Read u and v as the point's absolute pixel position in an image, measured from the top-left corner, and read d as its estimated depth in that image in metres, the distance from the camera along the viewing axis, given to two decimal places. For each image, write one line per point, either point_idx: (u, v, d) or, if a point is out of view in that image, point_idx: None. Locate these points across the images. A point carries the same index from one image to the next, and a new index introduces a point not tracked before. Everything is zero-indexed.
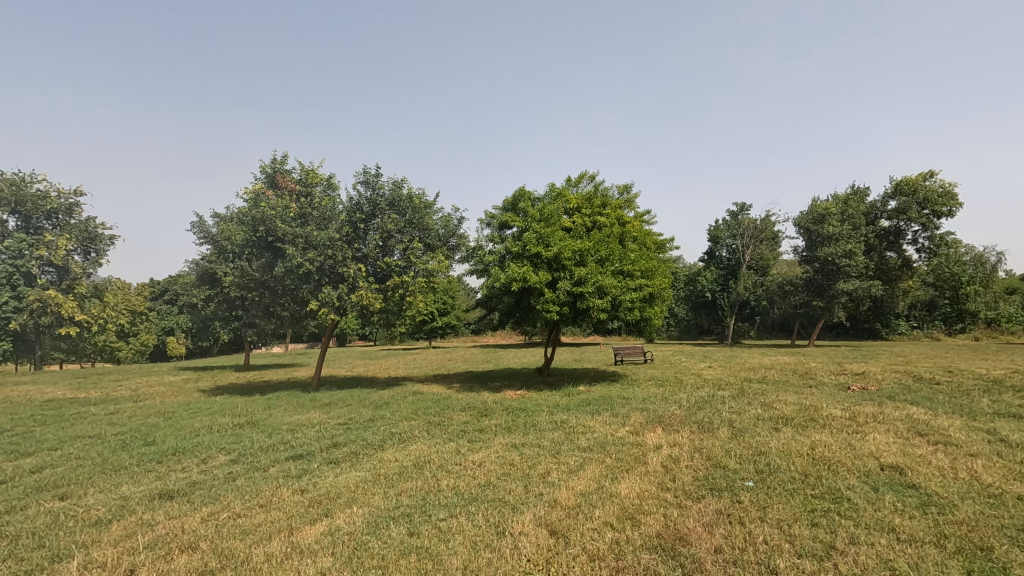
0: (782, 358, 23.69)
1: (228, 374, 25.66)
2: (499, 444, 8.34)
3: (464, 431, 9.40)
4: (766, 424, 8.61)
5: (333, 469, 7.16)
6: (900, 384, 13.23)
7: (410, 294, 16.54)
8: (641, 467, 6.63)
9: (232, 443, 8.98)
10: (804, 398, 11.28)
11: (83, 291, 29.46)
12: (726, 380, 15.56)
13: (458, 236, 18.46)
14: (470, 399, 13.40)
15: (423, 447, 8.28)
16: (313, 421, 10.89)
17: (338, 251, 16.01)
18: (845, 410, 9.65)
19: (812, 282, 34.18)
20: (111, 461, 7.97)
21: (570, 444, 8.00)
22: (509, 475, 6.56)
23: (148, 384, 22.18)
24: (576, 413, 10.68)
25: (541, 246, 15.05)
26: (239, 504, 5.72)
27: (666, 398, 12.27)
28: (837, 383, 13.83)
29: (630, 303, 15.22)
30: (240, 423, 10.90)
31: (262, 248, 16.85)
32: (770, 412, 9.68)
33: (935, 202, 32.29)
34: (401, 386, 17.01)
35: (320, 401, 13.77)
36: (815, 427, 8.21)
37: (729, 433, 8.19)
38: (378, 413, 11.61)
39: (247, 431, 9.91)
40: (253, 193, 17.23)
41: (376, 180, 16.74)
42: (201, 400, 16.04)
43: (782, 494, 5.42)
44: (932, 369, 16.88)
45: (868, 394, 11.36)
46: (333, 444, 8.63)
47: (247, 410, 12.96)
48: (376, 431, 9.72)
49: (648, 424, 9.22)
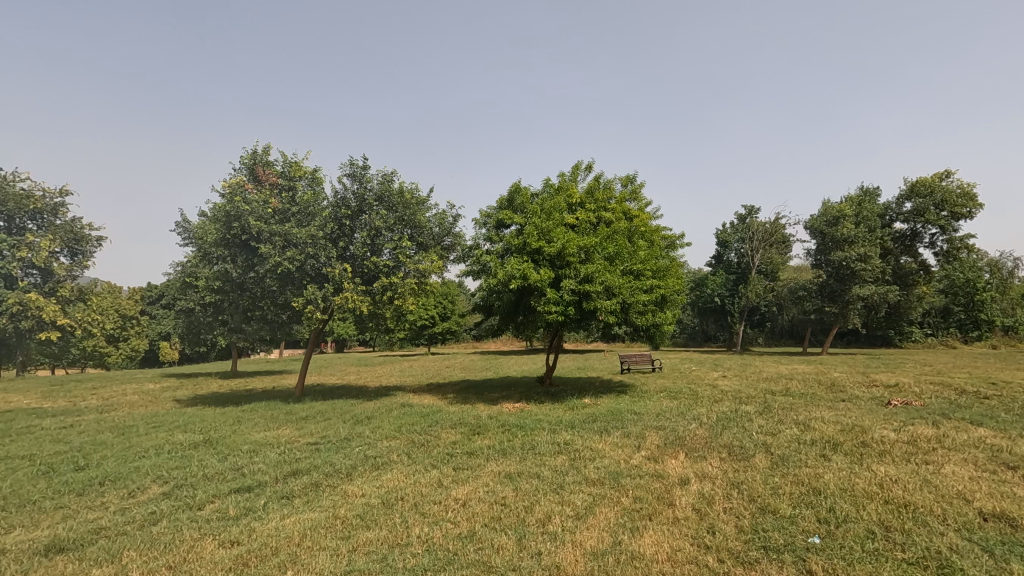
0: (800, 368, 22.21)
1: (212, 381, 24.27)
2: (490, 473, 6.95)
3: (451, 456, 8.01)
4: (811, 450, 7.18)
5: (281, 509, 5.73)
6: (946, 399, 11.77)
7: (401, 296, 15.16)
8: (668, 511, 5.20)
9: (177, 468, 7.58)
10: (841, 415, 9.83)
11: (67, 294, 28.12)
12: (746, 392, 14.10)
13: (454, 235, 17.10)
14: (463, 413, 12.00)
15: (398, 477, 6.85)
16: (280, 440, 9.49)
17: (322, 249, 14.59)
18: (898, 432, 8.21)
19: (825, 287, 32.61)
20: (19, 495, 6.58)
21: (576, 475, 6.60)
22: (501, 521, 5.15)
23: (124, 392, 20.84)
24: (582, 432, 9.25)
25: (542, 243, 13.68)
26: (137, 567, 4.32)
27: (683, 414, 10.82)
28: (873, 397, 12.39)
29: (641, 306, 13.87)
30: (198, 442, 9.50)
31: (238, 248, 15.20)
32: (811, 434, 8.24)
33: (954, 203, 30.85)
34: (391, 397, 15.62)
35: (295, 414, 12.36)
36: (872, 455, 6.78)
37: (768, 461, 6.75)
38: (357, 431, 10.21)
39: (201, 453, 8.53)
40: (230, 186, 15.32)
41: (364, 172, 15.36)
42: (170, 412, 14.64)
43: (866, 561, 4.02)
44: (967, 381, 15.38)
45: (915, 412, 9.93)
46: (293, 472, 7.22)
47: (213, 425, 11.54)
48: (349, 454, 8.32)
49: (667, 448, 7.81)
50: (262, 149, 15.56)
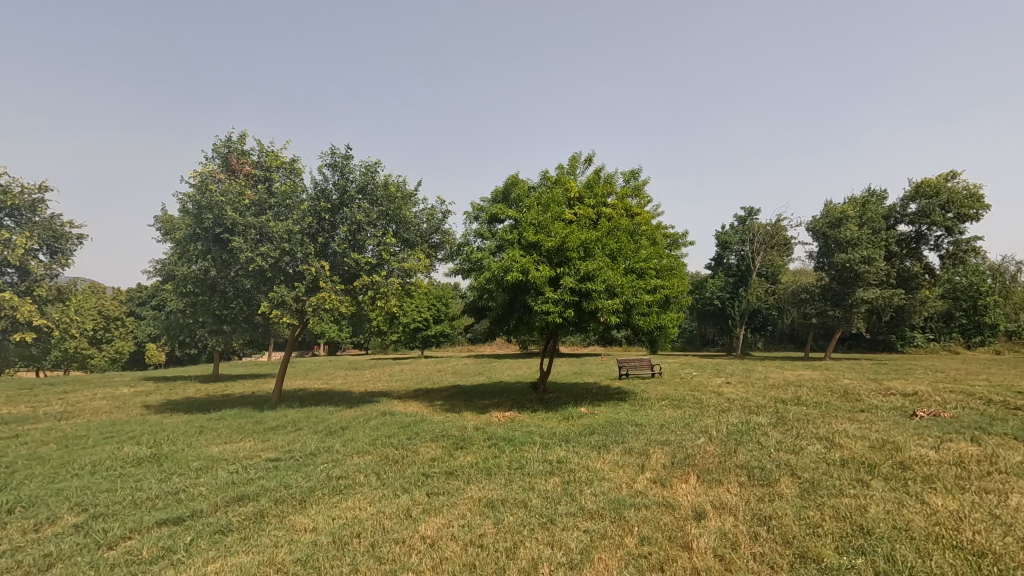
0: (806, 373, 21.26)
1: (190, 385, 23.17)
2: (470, 501, 5.88)
3: (427, 477, 6.96)
4: (845, 474, 6.14)
5: (210, 550, 4.67)
6: (973, 409, 10.79)
7: (384, 296, 14.06)
8: (684, 558, 4.16)
9: (105, 492, 6.49)
10: (866, 429, 8.81)
11: (46, 294, 25.02)
12: (754, 401, 13.13)
13: (442, 232, 16.06)
14: (447, 424, 10.98)
15: (360, 506, 5.78)
16: (238, 455, 8.40)
17: (298, 245, 13.39)
18: (939, 450, 7.18)
19: (828, 290, 31.70)
20: None
21: (571, 504, 5.56)
22: (475, 571, 4.10)
23: (95, 396, 19.70)
24: (577, 448, 8.22)
25: (540, 237, 12.66)
26: None
27: (689, 425, 9.83)
28: (893, 407, 11.44)
29: (644, 307, 12.93)
30: (144, 458, 8.37)
31: (209, 242, 13.78)
32: (838, 452, 7.23)
33: (961, 204, 30.00)
34: (374, 404, 14.63)
35: (265, 423, 11.31)
36: (920, 482, 5.73)
37: (797, 488, 5.70)
38: (327, 444, 9.17)
39: (142, 472, 7.42)
40: (200, 175, 13.83)
41: (347, 162, 14.11)
42: (133, 419, 13.58)
43: None
44: (987, 389, 14.44)
45: (946, 425, 8.97)
46: (240, 498, 6.14)
47: (170, 436, 10.43)
48: (310, 474, 7.22)
49: (676, 469, 6.76)
50: (237, 136, 14.14)
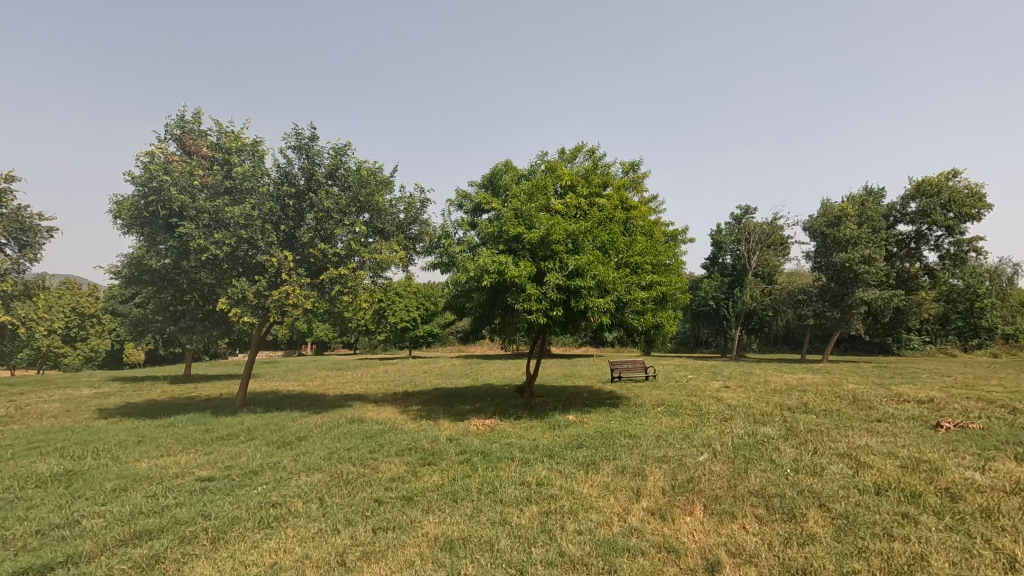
0: (807, 377, 20.30)
1: (158, 386, 21.81)
2: (424, 540, 4.70)
3: (379, 505, 5.78)
4: (887, 505, 5.00)
5: None
6: (999, 420, 9.80)
7: (353, 291, 12.89)
8: None
9: None
10: (891, 443, 7.77)
11: (9, 290, 22.32)
12: (757, 408, 12.10)
13: (421, 223, 14.93)
14: (419, 434, 9.82)
15: (286, 547, 4.61)
16: (166, 473, 7.16)
17: (258, 233, 12.13)
18: (988, 473, 6.08)
19: (826, 291, 30.67)
20: None
21: (550, 548, 4.38)
22: None
23: (49, 398, 18.31)
24: (562, 466, 7.04)
25: (524, 226, 11.50)
26: None
27: (688, 437, 8.70)
28: (910, 416, 10.47)
29: (638, 305, 11.79)
30: (53, 476, 7.09)
31: (159, 229, 12.64)
32: (869, 475, 6.09)
33: (963, 202, 29.13)
34: (345, 409, 13.49)
35: (215, 432, 10.11)
36: (985, 520, 4.59)
37: (830, 526, 4.59)
38: (276, 460, 7.94)
39: (41, 496, 6.19)
40: (150, 156, 12.59)
41: (313, 144, 12.88)
42: (74, 425, 12.31)
43: None
44: (1005, 396, 13.45)
45: (978, 439, 7.97)
46: (140, 534, 4.93)
47: (101, 447, 9.16)
48: (241, 500, 6.02)
49: (679, 497, 5.58)
50: (191, 114, 12.98)
